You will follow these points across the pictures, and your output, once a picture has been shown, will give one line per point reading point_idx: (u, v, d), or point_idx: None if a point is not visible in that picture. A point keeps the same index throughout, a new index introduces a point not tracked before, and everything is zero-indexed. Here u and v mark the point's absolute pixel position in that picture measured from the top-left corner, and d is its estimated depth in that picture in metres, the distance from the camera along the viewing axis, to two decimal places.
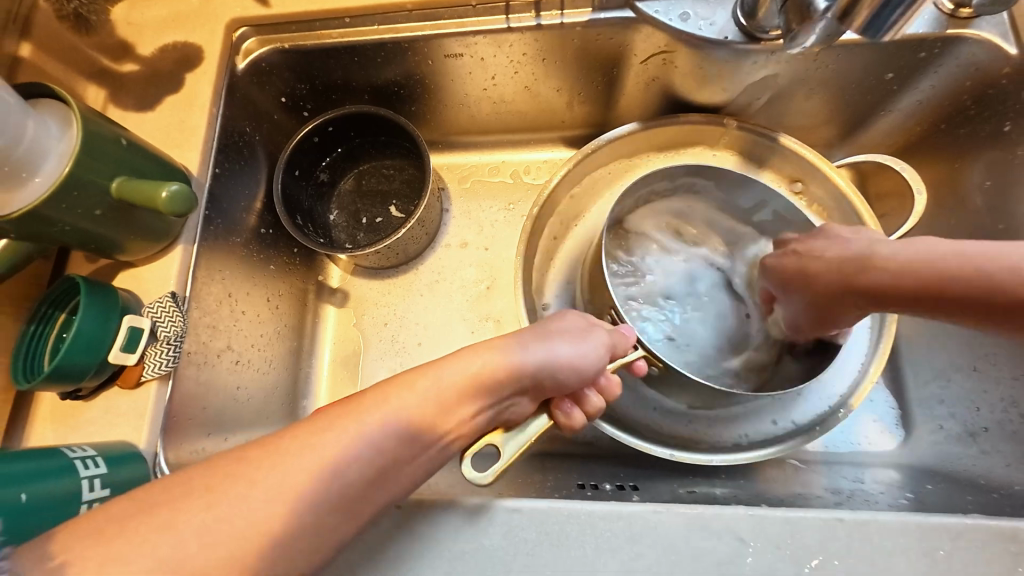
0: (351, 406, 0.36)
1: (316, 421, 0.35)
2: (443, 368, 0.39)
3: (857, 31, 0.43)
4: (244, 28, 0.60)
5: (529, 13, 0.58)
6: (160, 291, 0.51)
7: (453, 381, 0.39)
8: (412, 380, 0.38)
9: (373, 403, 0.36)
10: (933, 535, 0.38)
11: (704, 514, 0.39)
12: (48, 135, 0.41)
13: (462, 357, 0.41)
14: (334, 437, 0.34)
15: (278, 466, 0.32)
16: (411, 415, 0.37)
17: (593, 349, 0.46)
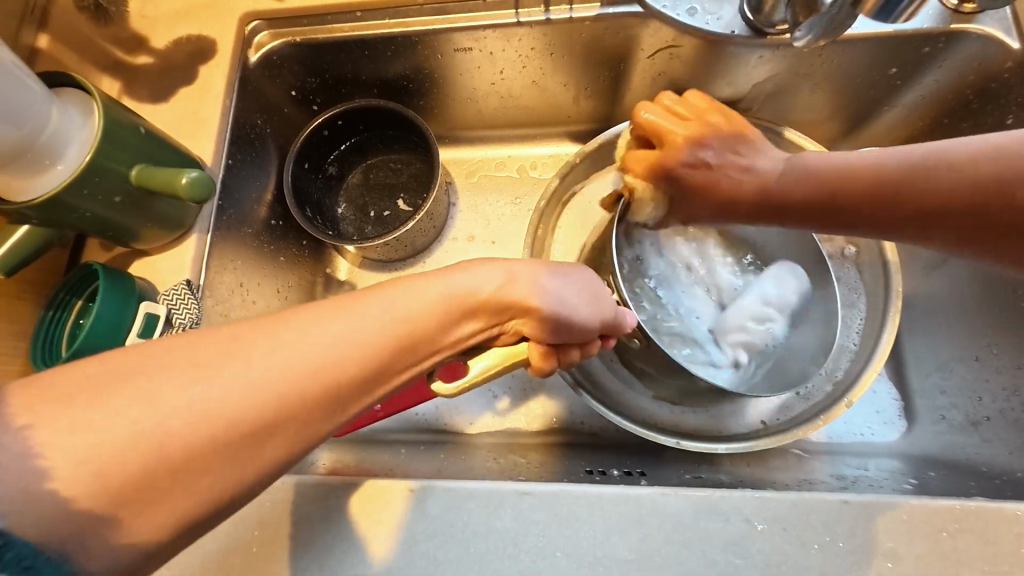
0: (354, 300, 0.33)
1: (323, 307, 0.32)
2: (455, 279, 0.37)
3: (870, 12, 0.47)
4: (257, 21, 0.61)
5: (538, 7, 0.59)
6: (176, 279, 0.52)
7: (460, 294, 0.37)
8: (428, 285, 0.36)
9: (380, 300, 0.33)
10: (936, 516, 0.38)
11: (712, 496, 0.40)
12: (71, 123, 0.42)
13: (479, 273, 0.38)
14: (336, 331, 0.31)
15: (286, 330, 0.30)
16: (408, 327, 0.34)
17: (597, 299, 0.44)
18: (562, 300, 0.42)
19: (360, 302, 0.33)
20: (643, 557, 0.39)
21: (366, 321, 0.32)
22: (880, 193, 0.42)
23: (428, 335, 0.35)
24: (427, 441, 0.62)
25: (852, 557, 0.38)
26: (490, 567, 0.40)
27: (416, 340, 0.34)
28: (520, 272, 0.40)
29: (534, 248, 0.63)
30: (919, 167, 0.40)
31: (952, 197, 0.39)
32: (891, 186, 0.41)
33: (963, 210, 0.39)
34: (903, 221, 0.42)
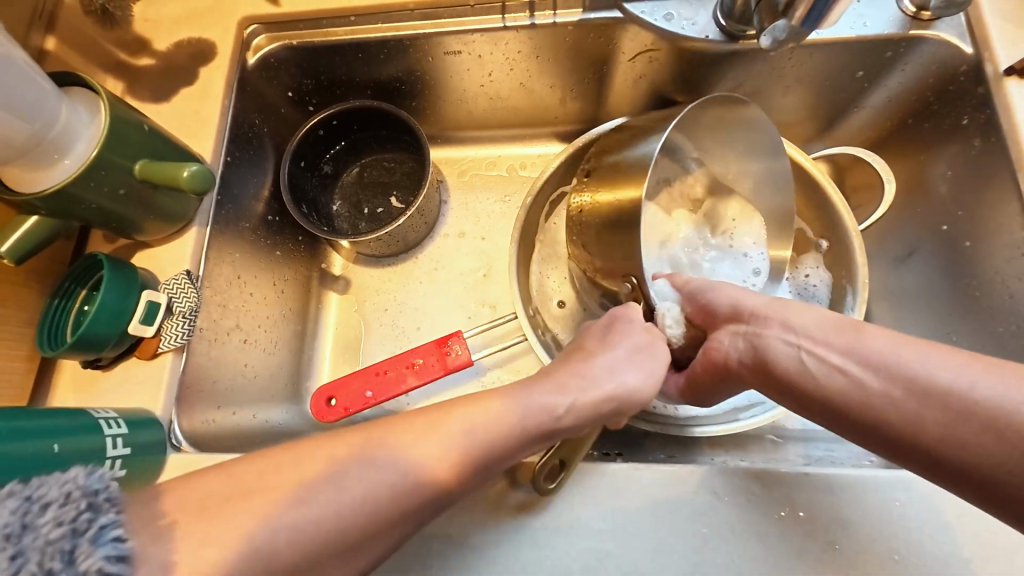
0: (440, 422, 0.38)
1: (412, 423, 0.38)
2: (528, 397, 0.42)
3: (800, 20, 0.48)
4: (255, 25, 0.63)
5: (523, 13, 0.62)
6: (176, 269, 0.55)
7: (532, 412, 0.41)
8: (505, 400, 0.41)
9: (460, 420, 0.39)
10: (888, 489, 0.41)
11: (681, 471, 0.43)
12: (78, 119, 0.44)
13: (550, 387, 0.44)
14: (427, 448, 0.37)
15: (388, 448, 0.36)
16: (482, 446, 0.38)
17: (656, 364, 0.48)
18: (626, 384, 0.46)
19: (446, 422, 0.38)
20: (617, 529, 0.42)
21: (451, 439, 0.37)
22: (885, 394, 0.37)
23: (501, 453, 0.39)
24: None
25: (810, 528, 0.41)
26: (473, 538, 0.42)
27: (490, 455, 0.38)
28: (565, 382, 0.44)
29: (521, 243, 0.66)
30: (942, 401, 0.35)
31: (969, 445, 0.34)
32: (898, 400, 0.37)
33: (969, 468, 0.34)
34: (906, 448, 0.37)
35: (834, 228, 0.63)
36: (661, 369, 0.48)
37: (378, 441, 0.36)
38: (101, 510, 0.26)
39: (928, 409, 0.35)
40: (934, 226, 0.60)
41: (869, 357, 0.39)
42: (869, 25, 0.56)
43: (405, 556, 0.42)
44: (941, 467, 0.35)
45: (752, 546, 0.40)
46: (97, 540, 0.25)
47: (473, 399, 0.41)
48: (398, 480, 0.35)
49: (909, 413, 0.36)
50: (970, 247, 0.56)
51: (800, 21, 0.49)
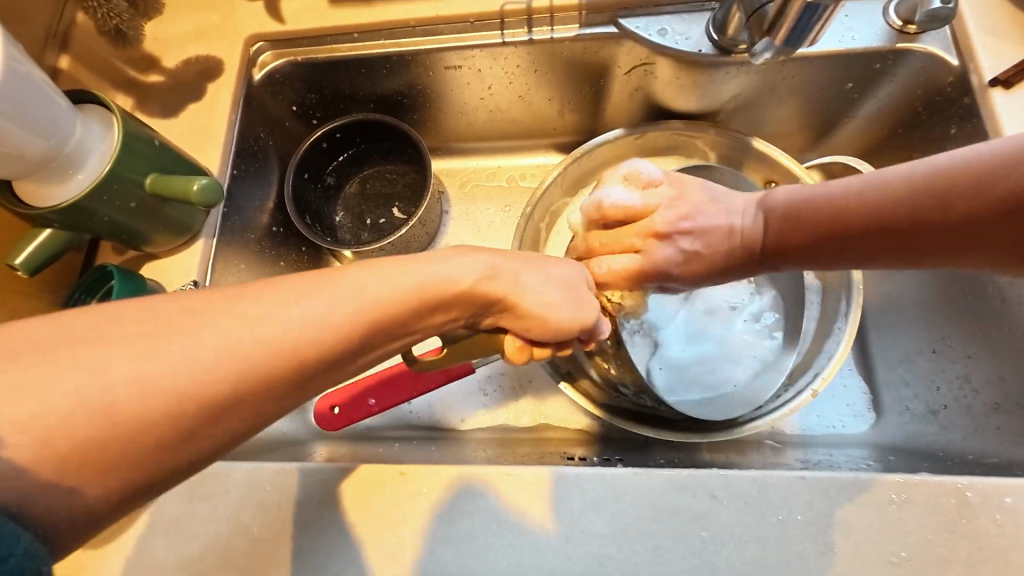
0: (317, 283, 0.31)
1: (279, 283, 0.30)
2: (429, 271, 0.36)
3: (782, 39, 0.50)
4: (261, 42, 0.65)
5: (521, 28, 0.64)
6: (184, 279, 0.56)
7: (430, 291, 0.35)
8: (404, 271, 0.35)
9: (342, 286, 0.32)
10: (885, 490, 0.42)
11: (680, 475, 0.43)
12: (92, 136, 0.46)
13: (457, 262, 0.38)
14: (297, 308, 0.30)
15: (241, 313, 0.28)
16: (366, 321, 0.32)
17: (584, 301, 0.44)
18: (541, 295, 0.42)
19: (325, 285, 0.31)
20: (617, 533, 0.42)
21: (325, 307, 0.30)
22: (834, 202, 0.45)
23: (382, 329, 0.33)
24: (421, 437, 0.65)
25: (809, 529, 0.41)
26: (475, 543, 0.42)
27: (372, 334, 0.33)
28: (501, 270, 0.40)
29: (521, 252, 0.67)
30: (881, 195, 0.43)
31: (927, 219, 0.41)
32: (849, 204, 0.44)
33: (949, 229, 0.40)
34: (892, 244, 0.43)
35: None
36: (589, 313, 0.44)
37: (243, 299, 0.29)
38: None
39: (884, 211, 0.42)
40: None
41: (814, 201, 0.46)
42: (857, 38, 0.58)
43: (408, 562, 0.42)
44: (935, 236, 0.41)
45: (750, 549, 0.41)
46: None
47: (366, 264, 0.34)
48: (243, 344, 0.28)
49: (880, 222, 0.43)
50: None
51: (783, 39, 0.50)
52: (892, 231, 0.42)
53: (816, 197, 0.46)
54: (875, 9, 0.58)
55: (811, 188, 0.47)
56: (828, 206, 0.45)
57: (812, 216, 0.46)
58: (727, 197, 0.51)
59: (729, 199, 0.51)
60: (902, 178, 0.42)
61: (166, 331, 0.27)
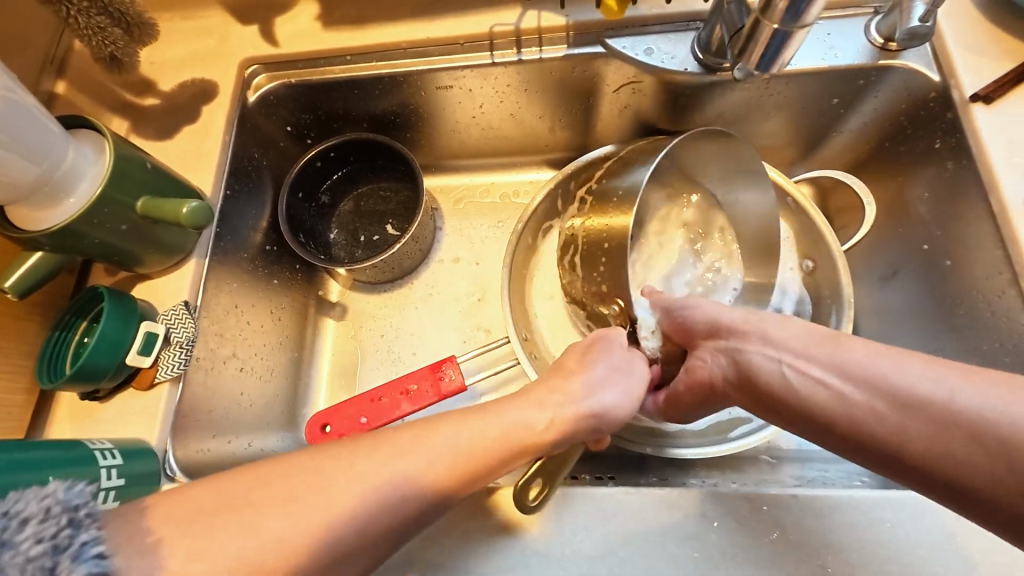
0: (427, 435, 0.39)
1: (395, 441, 0.38)
2: (507, 415, 0.42)
3: (755, 64, 0.51)
4: (256, 65, 0.67)
5: (510, 49, 0.65)
6: (175, 299, 0.56)
7: (516, 429, 0.42)
8: (483, 417, 0.42)
9: (445, 435, 0.39)
10: (880, 509, 0.41)
11: (671, 494, 0.43)
12: (85, 160, 0.46)
13: (528, 406, 0.44)
14: (404, 472, 0.37)
15: (372, 466, 0.36)
16: (472, 456, 0.39)
17: (635, 379, 0.48)
18: (600, 400, 0.46)
19: (432, 438, 0.39)
20: (608, 555, 0.42)
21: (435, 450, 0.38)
22: (869, 437, 0.38)
23: (488, 466, 0.40)
24: None
25: (803, 550, 0.40)
26: (464, 566, 0.42)
27: (481, 466, 0.39)
28: (559, 395, 0.46)
29: (513, 268, 0.68)
30: (917, 435, 0.36)
31: (950, 458, 0.35)
32: (877, 413, 0.38)
33: (953, 480, 0.35)
34: (904, 469, 0.37)
35: (819, 250, 0.65)
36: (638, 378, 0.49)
37: (354, 468, 0.36)
38: (81, 525, 0.27)
39: (904, 438, 0.37)
40: (915, 246, 0.61)
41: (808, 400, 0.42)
42: (839, 56, 0.59)
43: None
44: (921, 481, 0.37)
45: (743, 571, 0.40)
46: (77, 557, 0.26)
47: (455, 418, 0.41)
48: (378, 499, 0.35)
49: (889, 440, 0.37)
50: (952, 265, 0.57)
51: (755, 64, 0.52)
52: (894, 454, 0.37)
53: (873, 381, 0.39)
54: (857, 27, 0.59)
55: (867, 371, 0.39)
56: (858, 405, 0.39)
57: (820, 403, 0.41)
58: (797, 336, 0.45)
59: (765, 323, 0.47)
60: (961, 429, 0.35)
61: (319, 483, 0.35)
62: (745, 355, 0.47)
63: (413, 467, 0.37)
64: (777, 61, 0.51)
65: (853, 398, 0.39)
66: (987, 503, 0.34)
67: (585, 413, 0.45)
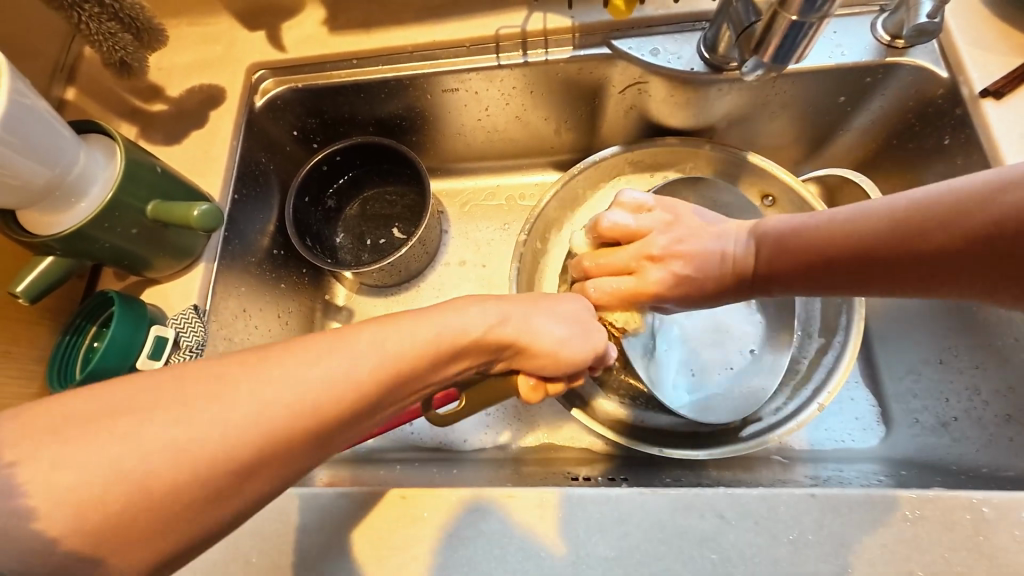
0: (347, 337, 0.34)
1: (311, 341, 0.33)
2: (445, 321, 0.38)
3: (771, 57, 0.50)
4: (262, 70, 0.67)
5: (516, 51, 0.65)
6: (184, 304, 0.56)
7: (447, 339, 0.38)
8: (417, 324, 0.37)
9: (369, 337, 0.34)
10: (901, 508, 0.41)
11: (687, 494, 0.42)
12: (96, 165, 0.46)
13: (471, 311, 0.41)
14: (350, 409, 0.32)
15: (279, 369, 0.31)
16: (399, 366, 0.35)
17: (589, 338, 0.47)
18: (551, 335, 0.45)
19: (356, 340, 0.34)
20: (624, 557, 0.41)
21: (357, 358, 0.33)
22: (819, 237, 0.44)
23: (415, 375, 0.36)
24: (423, 459, 0.64)
25: (821, 549, 0.40)
26: (477, 568, 0.41)
27: (404, 378, 0.35)
28: (514, 314, 0.43)
29: (519, 270, 0.67)
30: (919, 223, 0.39)
31: (968, 251, 0.37)
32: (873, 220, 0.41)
33: (949, 234, 0.38)
34: (907, 274, 0.40)
35: None
36: (596, 341, 0.48)
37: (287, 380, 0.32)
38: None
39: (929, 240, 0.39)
40: None
41: (804, 233, 0.45)
42: (846, 54, 0.59)
43: None
44: (978, 265, 0.37)
45: (763, 571, 0.40)
46: None
47: (388, 319, 0.37)
48: (278, 411, 0.30)
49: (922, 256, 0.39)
50: None
51: (770, 58, 0.51)
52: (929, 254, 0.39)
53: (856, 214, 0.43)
54: (863, 25, 0.59)
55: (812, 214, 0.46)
56: (862, 236, 0.42)
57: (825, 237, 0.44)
58: (719, 220, 0.52)
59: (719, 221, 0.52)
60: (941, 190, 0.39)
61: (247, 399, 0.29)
62: (718, 243, 0.50)
63: (325, 377, 0.31)
64: (794, 55, 0.50)
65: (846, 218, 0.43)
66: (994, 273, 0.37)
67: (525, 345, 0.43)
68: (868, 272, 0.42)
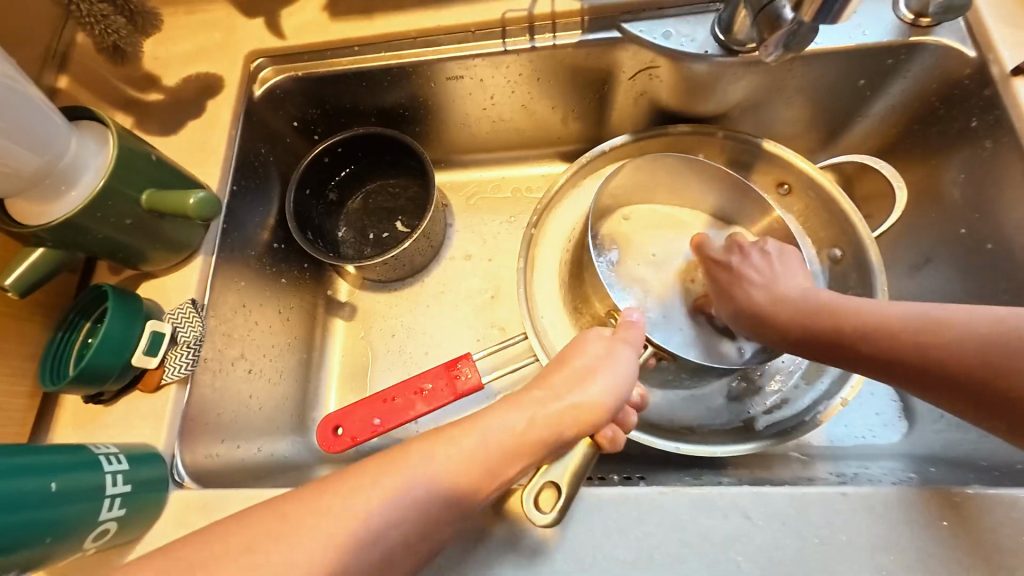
0: (398, 463, 0.34)
1: (365, 470, 0.34)
2: (488, 422, 0.38)
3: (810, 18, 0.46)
4: (261, 58, 0.65)
5: (524, 37, 0.63)
6: (181, 297, 0.54)
7: (499, 437, 0.37)
8: (458, 435, 0.37)
9: (419, 461, 0.35)
10: (936, 508, 0.38)
11: (710, 493, 0.40)
12: (87, 150, 0.44)
13: (509, 410, 0.39)
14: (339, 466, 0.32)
15: None
16: (458, 475, 0.35)
17: (624, 365, 0.46)
18: (597, 390, 0.43)
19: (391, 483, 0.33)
20: (644, 559, 0.39)
21: (415, 478, 0.34)
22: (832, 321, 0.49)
23: (479, 478, 0.36)
24: None
25: (853, 551, 0.38)
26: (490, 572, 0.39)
27: (463, 480, 0.35)
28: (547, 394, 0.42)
29: (527, 263, 0.65)
30: (908, 337, 0.44)
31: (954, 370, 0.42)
32: (918, 339, 0.44)
33: (933, 367, 0.43)
34: (884, 366, 0.46)
35: (848, 236, 0.63)
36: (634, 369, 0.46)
37: None
38: None
39: (965, 362, 0.41)
40: (949, 231, 0.59)
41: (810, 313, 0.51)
42: (867, 34, 0.56)
43: None
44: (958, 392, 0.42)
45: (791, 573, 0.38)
46: None
47: (431, 435, 0.37)
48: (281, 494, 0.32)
49: (954, 371, 0.42)
50: (993, 249, 0.55)
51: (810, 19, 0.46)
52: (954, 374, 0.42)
53: (894, 325, 0.45)
54: (884, 4, 0.57)
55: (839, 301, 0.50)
56: (867, 325, 0.47)
57: (886, 344, 0.45)
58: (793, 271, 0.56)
59: (756, 271, 0.57)
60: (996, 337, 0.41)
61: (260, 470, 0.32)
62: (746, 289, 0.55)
63: (392, 495, 0.33)
64: (836, 15, 0.45)
65: (884, 326, 0.46)
66: (973, 397, 0.42)
67: (573, 401, 0.42)
68: (919, 373, 0.44)
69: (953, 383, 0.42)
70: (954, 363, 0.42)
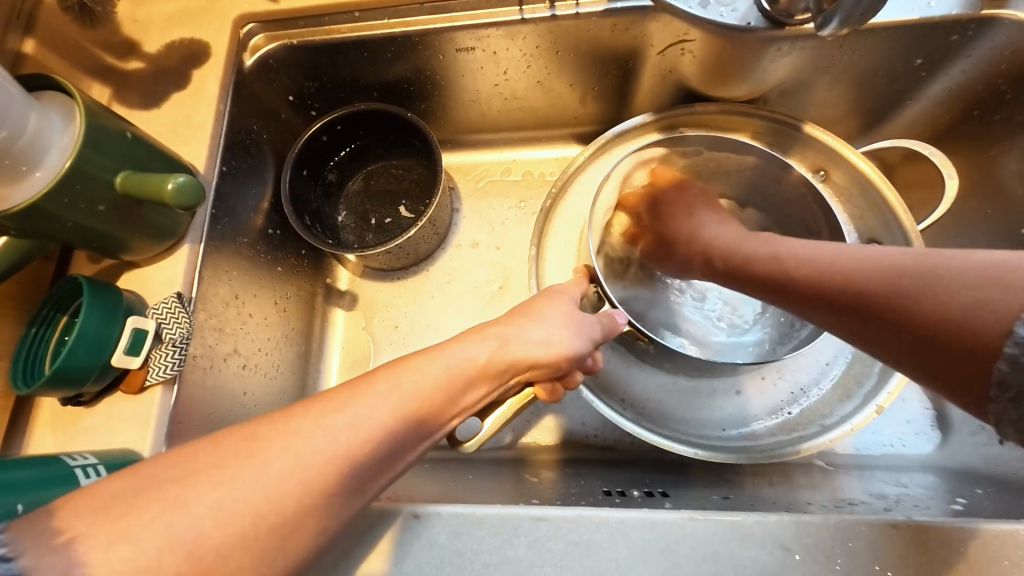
0: (361, 387, 0.34)
1: (330, 399, 0.33)
2: (451, 352, 0.38)
3: None
4: (251, 24, 0.59)
5: (542, 4, 0.57)
6: (166, 291, 0.50)
7: (461, 366, 0.38)
8: (422, 364, 0.37)
9: (386, 384, 0.35)
10: (996, 545, 0.35)
11: (745, 521, 0.37)
12: (50, 127, 0.39)
13: (471, 342, 0.39)
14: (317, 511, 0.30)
15: None
16: (418, 405, 0.35)
17: (586, 326, 0.45)
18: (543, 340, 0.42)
19: (334, 415, 0.32)
20: None
21: (377, 407, 0.33)
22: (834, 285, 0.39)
23: (436, 406, 0.36)
24: (435, 458, 0.59)
25: None
26: None
27: (432, 408, 0.36)
28: (511, 337, 0.41)
29: (539, 251, 0.60)
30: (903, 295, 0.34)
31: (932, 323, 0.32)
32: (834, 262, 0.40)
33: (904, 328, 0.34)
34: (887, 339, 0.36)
35: (890, 230, 0.57)
36: (592, 330, 0.45)
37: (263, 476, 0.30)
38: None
39: (872, 293, 0.36)
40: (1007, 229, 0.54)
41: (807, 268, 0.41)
42: (933, 6, 0.50)
43: None
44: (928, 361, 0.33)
45: None
46: None
47: (398, 363, 0.37)
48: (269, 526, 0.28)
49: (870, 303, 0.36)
50: None
51: None
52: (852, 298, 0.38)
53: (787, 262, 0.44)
54: None
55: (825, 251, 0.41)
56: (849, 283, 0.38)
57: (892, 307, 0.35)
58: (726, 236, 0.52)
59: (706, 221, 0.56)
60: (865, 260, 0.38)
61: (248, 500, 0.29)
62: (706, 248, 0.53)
63: (352, 420, 0.32)
64: None
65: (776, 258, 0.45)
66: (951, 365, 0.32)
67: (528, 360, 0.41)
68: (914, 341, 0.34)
69: (934, 348, 0.33)
70: (935, 324, 0.32)
